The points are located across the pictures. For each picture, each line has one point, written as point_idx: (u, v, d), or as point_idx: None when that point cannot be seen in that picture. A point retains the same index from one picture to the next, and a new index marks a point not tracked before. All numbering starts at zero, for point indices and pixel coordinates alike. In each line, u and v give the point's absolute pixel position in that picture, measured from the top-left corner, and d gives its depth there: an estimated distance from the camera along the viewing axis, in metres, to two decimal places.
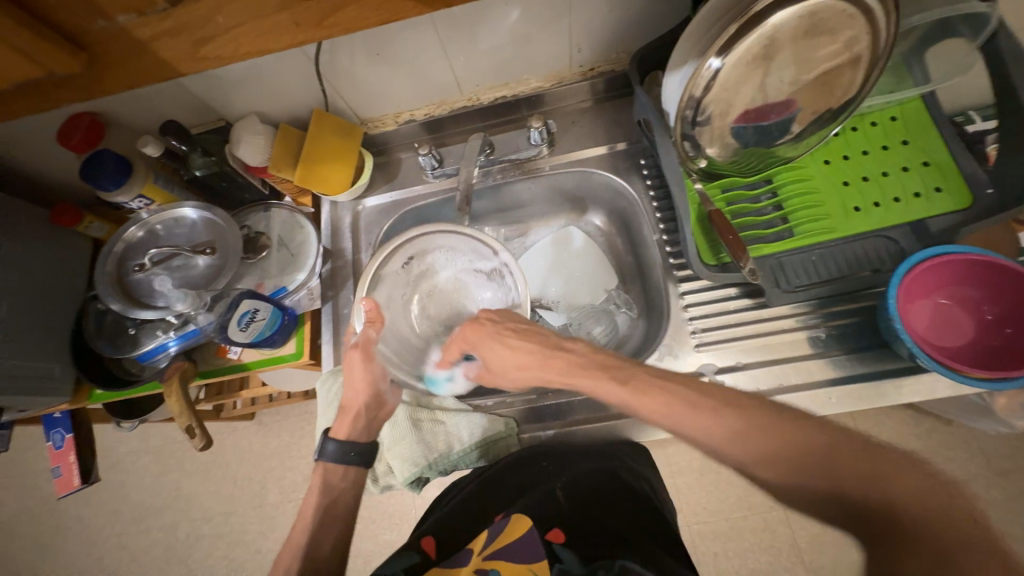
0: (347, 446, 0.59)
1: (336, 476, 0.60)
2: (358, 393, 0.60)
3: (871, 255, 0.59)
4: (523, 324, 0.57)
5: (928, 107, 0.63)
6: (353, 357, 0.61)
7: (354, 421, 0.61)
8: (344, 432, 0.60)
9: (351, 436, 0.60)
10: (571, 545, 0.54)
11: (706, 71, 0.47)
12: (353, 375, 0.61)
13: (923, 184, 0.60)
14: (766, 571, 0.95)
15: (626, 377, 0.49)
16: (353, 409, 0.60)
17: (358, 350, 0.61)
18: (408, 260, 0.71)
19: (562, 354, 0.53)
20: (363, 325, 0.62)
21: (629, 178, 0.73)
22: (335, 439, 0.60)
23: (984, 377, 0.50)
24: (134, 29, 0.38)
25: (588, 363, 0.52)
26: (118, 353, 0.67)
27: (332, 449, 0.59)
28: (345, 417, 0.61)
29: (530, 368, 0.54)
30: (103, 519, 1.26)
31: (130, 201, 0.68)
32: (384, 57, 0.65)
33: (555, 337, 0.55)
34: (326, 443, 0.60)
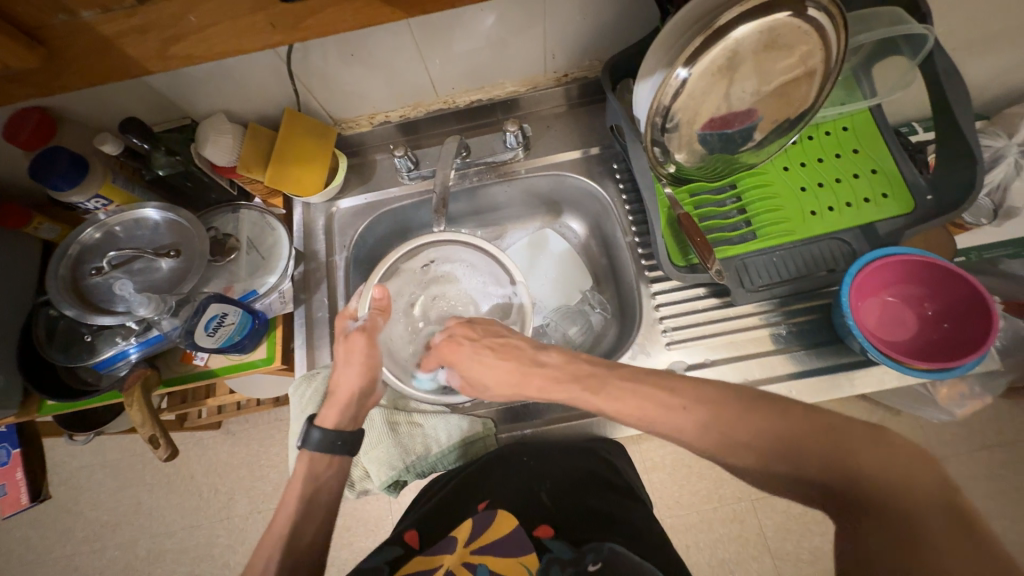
0: (333, 435, 0.57)
1: (322, 466, 0.57)
2: (354, 376, 0.59)
3: (827, 256, 0.63)
4: (499, 338, 0.59)
5: (875, 119, 0.68)
6: (356, 342, 0.60)
7: (344, 409, 0.59)
8: (332, 421, 0.58)
9: (339, 426, 0.58)
10: (559, 535, 0.59)
11: (675, 81, 0.49)
12: (349, 358, 0.59)
13: (871, 190, 0.64)
14: (735, 560, 0.99)
15: (600, 384, 0.51)
16: (344, 397, 0.58)
17: (363, 334, 0.60)
18: (426, 263, 0.73)
19: (539, 370, 0.55)
20: (370, 312, 0.63)
21: (602, 182, 0.75)
22: (320, 427, 0.57)
23: (930, 368, 0.54)
24: (100, 24, 0.37)
25: (561, 376, 0.53)
26: (73, 362, 0.63)
27: (317, 437, 0.56)
28: (336, 404, 0.58)
29: (497, 376, 0.56)
30: (54, 539, 1.18)
31: (86, 201, 0.65)
32: (358, 58, 0.64)
33: (532, 351, 0.56)
34: (310, 431, 0.57)
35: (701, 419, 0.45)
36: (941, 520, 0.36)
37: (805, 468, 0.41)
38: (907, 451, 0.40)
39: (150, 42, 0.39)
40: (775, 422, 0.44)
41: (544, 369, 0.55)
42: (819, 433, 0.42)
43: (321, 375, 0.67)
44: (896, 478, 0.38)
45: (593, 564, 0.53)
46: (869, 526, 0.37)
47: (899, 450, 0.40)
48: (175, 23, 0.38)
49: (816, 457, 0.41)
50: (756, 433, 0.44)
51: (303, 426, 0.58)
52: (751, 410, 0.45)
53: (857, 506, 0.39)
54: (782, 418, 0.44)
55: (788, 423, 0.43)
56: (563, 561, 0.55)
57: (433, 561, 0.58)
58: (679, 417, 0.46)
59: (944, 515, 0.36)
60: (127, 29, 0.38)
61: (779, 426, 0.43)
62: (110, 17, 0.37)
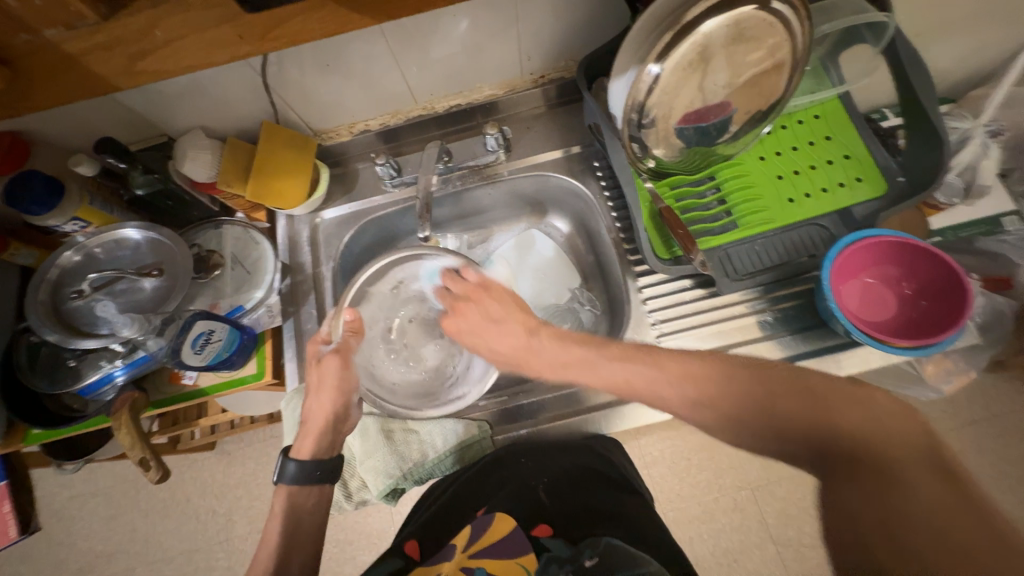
0: (311, 466, 0.58)
1: (303, 496, 0.58)
2: (326, 403, 0.58)
3: (807, 242, 0.64)
4: (495, 319, 0.60)
5: (845, 105, 0.70)
6: (329, 365, 0.59)
7: (318, 438, 0.59)
8: (308, 451, 0.59)
9: (315, 454, 0.59)
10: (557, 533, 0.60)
11: (647, 77, 0.50)
12: (322, 384, 0.59)
13: (845, 175, 0.66)
14: (738, 549, 1.00)
15: (590, 367, 0.54)
16: (315, 426, 0.58)
17: (338, 356, 0.60)
18: (395, 284, 0.69)
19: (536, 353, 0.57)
20: (342, 334, 0.61)
21: (584, 180, 0.76)
22: (297, 459, 0.58)
23: (911, 345, 0.56)
24: (64, 42, 0.38)
25: (552, 364, 0.56)
26: (58, 388, 0.62)
27: (293, 469, 0.57)
28: (309, 434, 0.59)
29: (501, 350, 0.59)
30: (47, 573, 1.16)
31: (64, 224, 0.64)
32: (335, 68, 0.64)
33: (525, 337, 0.58)
34: (286, 464, 0.58)
35: (689, 396, 0.49)
36: (919, 464, 0.39)
37: (790, 431, 0.44)
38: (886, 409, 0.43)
39: (118, 58, 0.40)
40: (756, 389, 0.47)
41: (537, 354, 0.57)
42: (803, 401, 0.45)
43: None
44: (868, 427, 0.42)
45: (590, 559, 0.56)
46: (848, 480, 0.41)
47: (878, 410, 0.43)
48: (141, 37, 0.38)
49: (800, 419, 0.44)
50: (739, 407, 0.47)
51: (280, 459, 0.59)
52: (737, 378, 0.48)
53: (843, 462, 0.41)
54: (766, 385, 0.47)
55: (771, 389, 0.46)
56: (560, 559, 0.57)
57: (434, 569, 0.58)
58: (669, 395, 0.49)
59: (923, 460, 0.39)
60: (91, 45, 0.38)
61: (757, 397, 0.46)
62: (74, 34, 0.38)
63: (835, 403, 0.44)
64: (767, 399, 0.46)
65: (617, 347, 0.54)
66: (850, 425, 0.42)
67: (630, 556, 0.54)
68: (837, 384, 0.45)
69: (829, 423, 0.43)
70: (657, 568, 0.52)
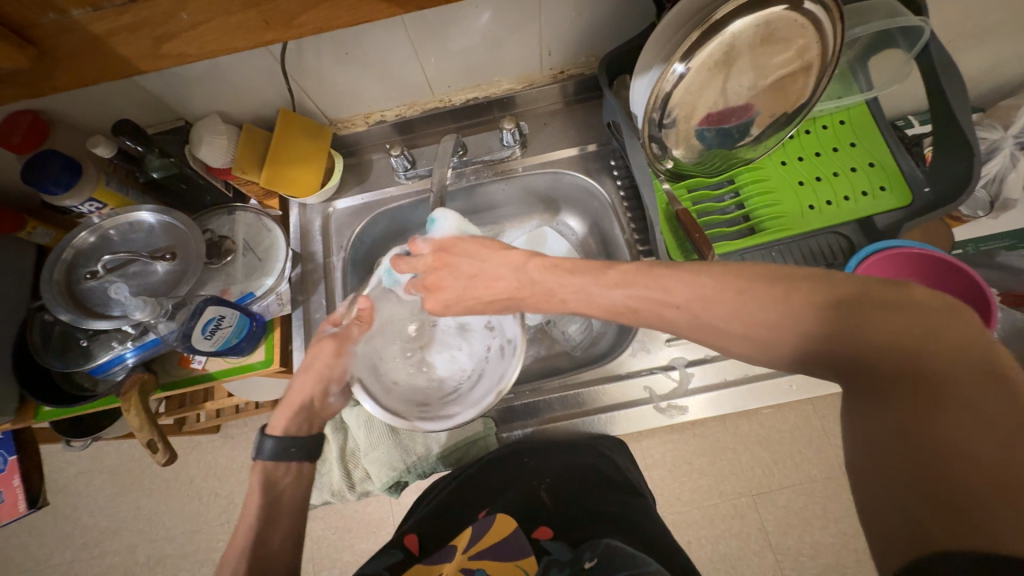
0: (286, 442, 0.57)
1: (281, 471, 0.57)
2: (308, 382, 0.60)
3: (825, 252, 0.63)
4: (474, 273, 0.56)
5: (872, 112, 0.68)
6: (324, 347, 0.61)
7: (294, 415, 0.60)
8: (281, 428, 0.58)
9: (289, 432, 0.59)
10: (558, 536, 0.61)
11: (671, 76, 0.49)
12: (311, 365, 0.60)
13: (870, 183, 0.64)
14: (736, 555, 0.99)
15: (585, 296, 0.50)
16: (295, 402, 0.59)
17: (334, 340, 0.61)
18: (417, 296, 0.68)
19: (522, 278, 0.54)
20: (349, 321, 0.63)
21: (600, 179, 0.75)
22: (273, 436, 0.58)
23: None
24: (90, 22, 0.37)
25: (561, 303, 0.52)
26: (69, 367, 0.63)
27: (270, 446, 0.57)
28: (285, 411, 0.59)
29: (494, 298, 0.56)
30: (52, 547, 1.18)
31: (80, 205, 0.64)
32: (353, 57, 0.64)
33: (516, 275, 0.54)
34: (263, 440, 0.57)
35: (698, 318, 0.43)
36: (970, 382, 0.31)
37: (815, 352, 0.38)
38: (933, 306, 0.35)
39: (141, 40, 0.39)
40: (774, 309, 0.39)
41: (535, 287, 0.53)
42: (828, 315, 0.37)
43: None
44: (911, 335, 0.34)
45: (590, 561, 0.55)
46: (882, 401, 0.35)
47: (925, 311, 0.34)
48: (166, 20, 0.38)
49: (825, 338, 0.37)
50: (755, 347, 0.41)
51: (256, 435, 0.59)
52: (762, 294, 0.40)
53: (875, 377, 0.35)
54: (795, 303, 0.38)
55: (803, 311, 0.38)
56: (561, 563, 0.56)
57: (433, 568, 0.58)
58: (674, 318, 0.45)
59: (977, 373, 0.31)
60: (116, 25, 0.38)
61: (779, 317, 0.39)
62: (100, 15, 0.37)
63: (865, 305, 0.36)
64: (795, 320, 0.38)
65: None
66: (887, 335, 0.35)
67: (628, 557, 0.52)
68: (877, 285, 0.37)
69: (855, 336, 0.36)
70: (658, 569, 0.49)
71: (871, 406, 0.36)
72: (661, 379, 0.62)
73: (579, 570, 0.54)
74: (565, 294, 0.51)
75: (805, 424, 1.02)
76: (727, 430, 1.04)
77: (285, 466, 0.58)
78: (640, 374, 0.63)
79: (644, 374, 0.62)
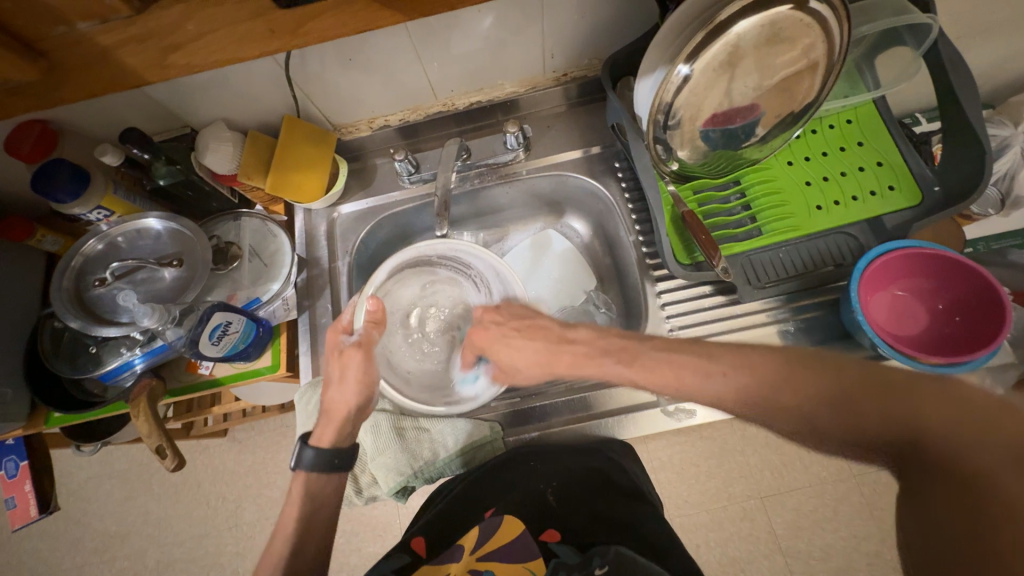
0: (329, 455, 0.56)
1: (318, 483, 0.57)
2: (347, 396, 0.57)
3: (833, 252, 0.62)
4: (526, 318, 0.56)
5: (879, 111, 0.67)
6: (351, 357, 0.58)
7: (337, 426, 0.58)
8: (328, 439, 0.57)
9: (334, 443, 0.58)
10: (567, 541, 0.57)
11: (676, 78, 0.49)
12: (344, 375, 0.58)
13: (878, 183, 0.63)
14: (746, 559, 0.98)
15: (631, 358, 0.51)
16: (338, 415, 0.57)
17: (360, 350, 0.58)
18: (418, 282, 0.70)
19: (566, 348, 0.53)
20: (365, 325, 0.60)
21: (604, 181, 0.75)
22: (315, 446, 0.57)
23: (942, 363, 0.53)
24: (97, 35, 0.38)
25: (586, 354, 0.52)
26: (79, 374, 0.63)
27: (311, 457, 0.56)
28: (328, 423, 0.58)
29: (529, 367, 0.54)
30: (64, 551, 1.19)
31: (88, 213, 0.65)
32: (356, 62, 0.64)
33: (560, 330, 0.55)
34: (303, 451, 0.57)
35: None
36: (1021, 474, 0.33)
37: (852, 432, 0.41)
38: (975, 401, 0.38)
39: (150, 51, 0.40)
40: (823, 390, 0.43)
41: (572, 344, 0.54)
42: (868, 398, 0.41)
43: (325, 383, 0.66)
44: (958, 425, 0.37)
45: (599, 567, 0.51)
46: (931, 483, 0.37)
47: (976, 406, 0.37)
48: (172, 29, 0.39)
49: (868, 418, 0.41)
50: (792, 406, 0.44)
51: (297, 445, 0.58)
52: (811, 372, 0.44)
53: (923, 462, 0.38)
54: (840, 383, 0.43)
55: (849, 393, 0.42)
56: (569, 566, 0.53)
57: (437, 570, 0.56)
58: None
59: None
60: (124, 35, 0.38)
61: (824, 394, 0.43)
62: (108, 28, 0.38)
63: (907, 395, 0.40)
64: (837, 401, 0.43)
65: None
66: (923, 420, 0.38)
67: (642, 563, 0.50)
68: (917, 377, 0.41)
69: (898, 419, 0.39)
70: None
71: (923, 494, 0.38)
72: None
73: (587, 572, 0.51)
74: (610, 350, 0.52)
75: None
76: (735, 432, 1.04)
77: (330, 478, 0.58)
78: None
79: None
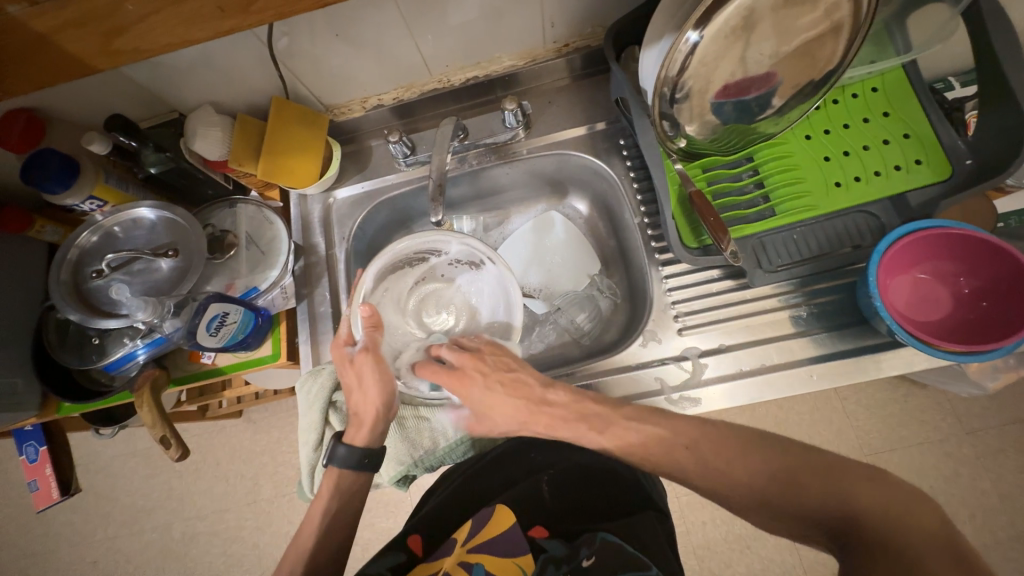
0: (361, 453, 0.56)
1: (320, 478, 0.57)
2: (367, 400, 0.56)
3: (851, 232, 0.59)
4: (509, 371, 0.57)
5: (909, 77, 0.62)
6: (362, 363, 0.57)
7: (369, 429, 0.57)
8: (361, 439, 0.57)
9: (368, 442, 0.57)
10: (554, 536, 0.59)
11: (684, 45, 0.44)
12: (362, 381, 0.57)
13: (904, 157, 0.59)
14: (752, 536, 0.98)
15: (605, 424, 0.53)
16: (368, 416, 0.57)
17: (368, 354, 0.57)
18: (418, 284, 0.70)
19: (546, 409, 0.55)
20: (365, 331, 0.59)
21: (608, 159, 0.71)
22: (347, 444, 0.57)
23: (960, 351, 0.51)
24: (29, 19, 0.35)
25: (567, 416, 0.54)
26: (85, 365, 0.64)
27: (343, 454, 0.56)
28: (361, 425, 0.57)
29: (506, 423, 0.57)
30: (95, 523, 1.25)
31: (81, 203, 0.64)
32: (344, 37, 0.60)
33: (539, 388, 0.56)
34: (336, 448, 0.57)
35: None
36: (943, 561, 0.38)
37: (807, 513, 0.45)
38: (905, 495, 0.42)
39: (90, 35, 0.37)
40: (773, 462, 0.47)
41: (553, 408, 0.55)
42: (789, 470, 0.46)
43: (326, 370, 0.66)
44: (879, 506, 0.42)
45: (587, 558, 0.53)
46: (882, 569, 0.39)
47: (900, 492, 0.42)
48: (108, 12, 0.36)
49: (815, 504, 0.44)
50: (764, 475, 0.47)
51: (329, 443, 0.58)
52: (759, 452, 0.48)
53: (857, 546, 0.41)
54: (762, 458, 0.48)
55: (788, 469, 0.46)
56: (558, 560, 0.55)
57: (433, 564, 0.58)
58: None
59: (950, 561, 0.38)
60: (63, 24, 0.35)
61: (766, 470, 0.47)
62: (40, 11, 0.35)
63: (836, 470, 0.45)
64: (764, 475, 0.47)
65: (626, 406, 0.53)
66: (862, 505, 0.42)
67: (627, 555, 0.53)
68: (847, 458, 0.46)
69: (848, 502, 0.43)
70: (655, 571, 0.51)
71: (859, 574, 0.40)
72: (672, 371, 0.60)
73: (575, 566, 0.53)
74: (592, 412, 0.53)
75: (824, 405, 0.99)
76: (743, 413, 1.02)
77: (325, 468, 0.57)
78: (651, 365, 0.61)
79: (655, 365, 0.61)
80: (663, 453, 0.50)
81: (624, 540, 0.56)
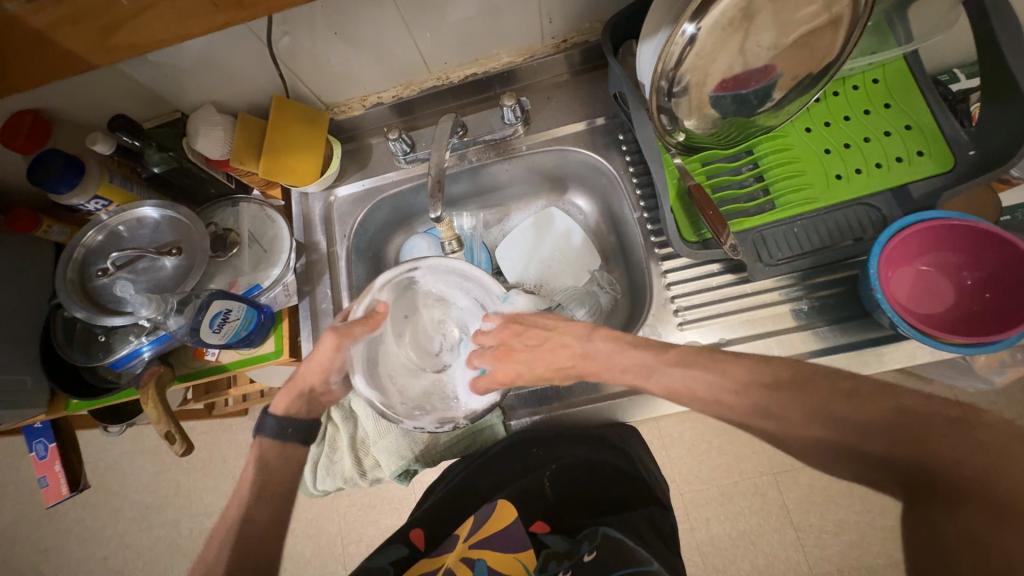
0: (285, 422, 0.61)
1: None
2: (317, 372, 0.59)
3: (852, 225, 0.58)
4: (543, 337, 0.58)
5: (910, 68, 0.61)
6: (327, 342, 0.57)
7: (295, 398, 0.61)
8: (283, 407, 0.61)
9: (289, 412, 0.61)
10: (554, 531, 0.60)
11: (681, 38, 0.44)
12: (320, 354, 0.59)
13: (905, 149, 0.58)
14: (756, 532, 0.98)
15: (647, 373, 0.54)
16: (303, 386, 0.61)
17: (335, 335, 0.57)
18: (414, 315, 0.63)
19: (586, 359, 0.57)
20: (360, 315, 0.58)
21: (608, 155, 0.71)
22: (273, 414, 0.61)
23: (964, 343, 0.50)
24: (28, 16, 0.34)
25: (613, 369, 0.56)
26: (92, 362, 0.65)
27: (270, 424, 0.61)
28: (287, 393, 0.61)
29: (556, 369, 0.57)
30: (104, 520, 1.26)
31: (86, 203, 0.65)
32: (343, 36, 0.61)
33: (578, 343, 0.57)
34: (264, 418, 0.61)
35: None
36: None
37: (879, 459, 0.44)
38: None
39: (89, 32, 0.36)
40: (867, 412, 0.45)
41: (594, 359, 0.56)
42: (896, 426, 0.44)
43: None
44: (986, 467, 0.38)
45: (588, 553, 0.53)
46: (958, 509, 0.38)
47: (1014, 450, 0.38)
48: (108, 7, 0.35)
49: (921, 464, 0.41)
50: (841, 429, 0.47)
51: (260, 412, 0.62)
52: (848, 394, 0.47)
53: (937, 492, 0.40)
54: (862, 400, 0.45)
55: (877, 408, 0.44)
56: (560, 556, 0.55)
57: (433, 561, 0.57)
58: None
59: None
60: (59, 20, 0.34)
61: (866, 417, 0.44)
62: (37, 8, 0.34)
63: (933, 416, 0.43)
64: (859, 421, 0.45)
65: (672, 350, 0.54)
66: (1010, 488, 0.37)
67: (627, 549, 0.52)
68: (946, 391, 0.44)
69: (932, 450, 0.41)
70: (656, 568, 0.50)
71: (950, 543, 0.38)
72: None
73: (577, 561, 0.53)
74: (625, 364, 0.55)
75: None
76: None
77: None
78: None
79: None
80: (708, 396, 0.51)
81: (624, 533, 0.56)
